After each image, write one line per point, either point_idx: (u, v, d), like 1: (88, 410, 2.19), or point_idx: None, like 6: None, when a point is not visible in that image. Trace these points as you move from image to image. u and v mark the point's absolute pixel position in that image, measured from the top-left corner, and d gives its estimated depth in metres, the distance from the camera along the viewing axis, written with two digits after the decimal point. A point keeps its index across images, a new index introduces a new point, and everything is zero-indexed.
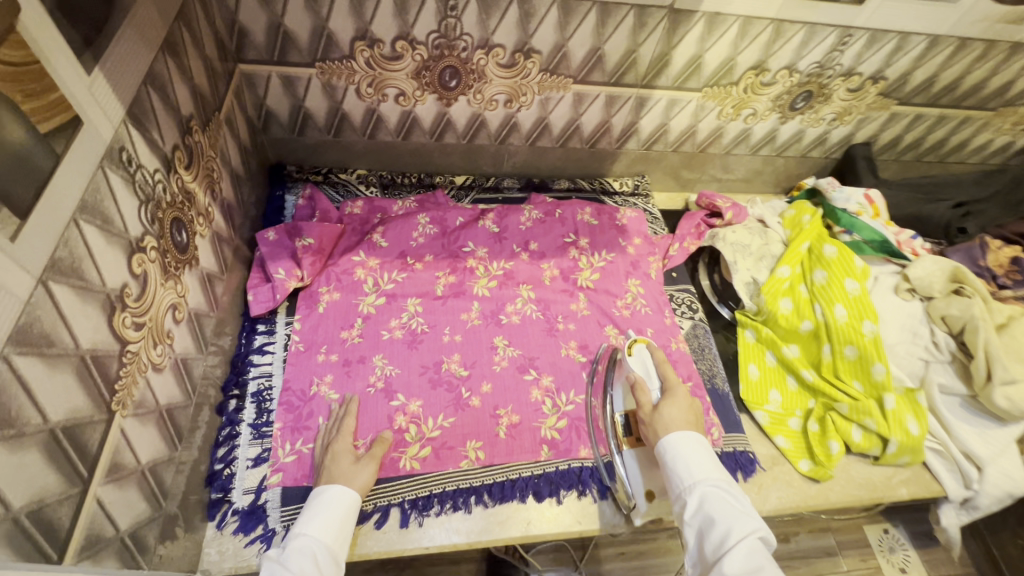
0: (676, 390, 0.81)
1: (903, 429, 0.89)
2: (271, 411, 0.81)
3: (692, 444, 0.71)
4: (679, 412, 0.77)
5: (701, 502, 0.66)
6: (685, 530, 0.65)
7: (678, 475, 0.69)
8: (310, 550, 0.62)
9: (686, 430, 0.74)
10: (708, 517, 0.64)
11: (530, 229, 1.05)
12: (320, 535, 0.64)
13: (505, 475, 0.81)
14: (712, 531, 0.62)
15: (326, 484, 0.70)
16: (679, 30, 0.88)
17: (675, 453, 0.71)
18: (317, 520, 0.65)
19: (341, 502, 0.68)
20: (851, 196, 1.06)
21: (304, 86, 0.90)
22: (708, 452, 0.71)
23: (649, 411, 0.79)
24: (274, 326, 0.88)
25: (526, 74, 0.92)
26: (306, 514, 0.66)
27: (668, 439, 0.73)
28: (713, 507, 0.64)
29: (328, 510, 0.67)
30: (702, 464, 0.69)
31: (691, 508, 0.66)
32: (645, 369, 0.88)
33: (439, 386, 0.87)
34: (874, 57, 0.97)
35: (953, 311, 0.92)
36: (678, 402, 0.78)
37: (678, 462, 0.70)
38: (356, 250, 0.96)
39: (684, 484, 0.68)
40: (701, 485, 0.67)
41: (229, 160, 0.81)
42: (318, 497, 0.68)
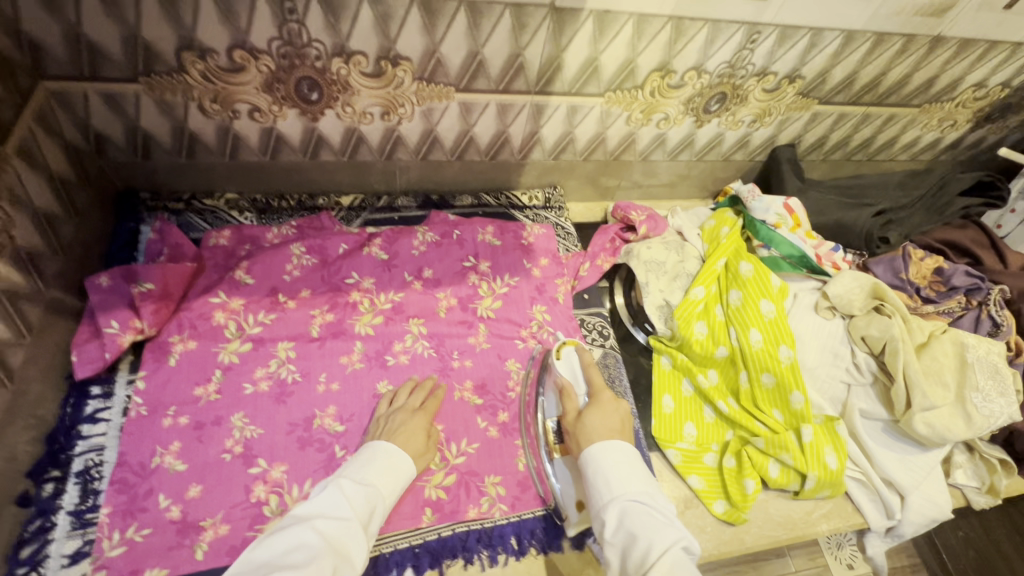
0: (602, 394, 0.76)
1: (821, 463, 0.82)
2: (98, 493, 0.69)
3: (613, 453, 0.67)
4: (604, 421, 0.72)
5: (621, 517, 0.61)
6: (607, 550, 0.60)
7: (598, 492, 0.64)
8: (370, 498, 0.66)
9: (611, 440, 0.69)
10: (629, 534, 0.59)
11: (424, 254, 0.95)
12: (377, 482, 0.67)
13: (378, 549, 0.71)
14: (633, 548, 0.57)
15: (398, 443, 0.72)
16: (565, 30, 0.78)
17: (596, 467, 0.66)
18: (387, 470, 0.69)
19: (404, 462, 0.71)
20: (770, 206, 0.97)
21: (134, 106, 0.76)
22: (630, 460, 0.67)
23: (574, 418, 0.75)
24: (112, 387, 0.76)
25: (399, 84, 0.80)
26: (374, 460, 0.70)
27: (590, 451, 0.68)
28: (633, 521, 0.60)
29: (393, 464, 0.70)
30: (623, 475, 0.65)
31: (611, 526, 0.61)
32: (573, 372, 0.83)
33: (308, 445, 0.77)
34: (788, 55, 0.89)
35: (873, 331, 0.86)
36: (603, 411, 0.73)
37: (598, 475, 0.66)
38: (214, 291, 0.84)
39: (603, 501, 0.64)
40: (621, 500, 0.62)
41: (28, 199, 0.68)
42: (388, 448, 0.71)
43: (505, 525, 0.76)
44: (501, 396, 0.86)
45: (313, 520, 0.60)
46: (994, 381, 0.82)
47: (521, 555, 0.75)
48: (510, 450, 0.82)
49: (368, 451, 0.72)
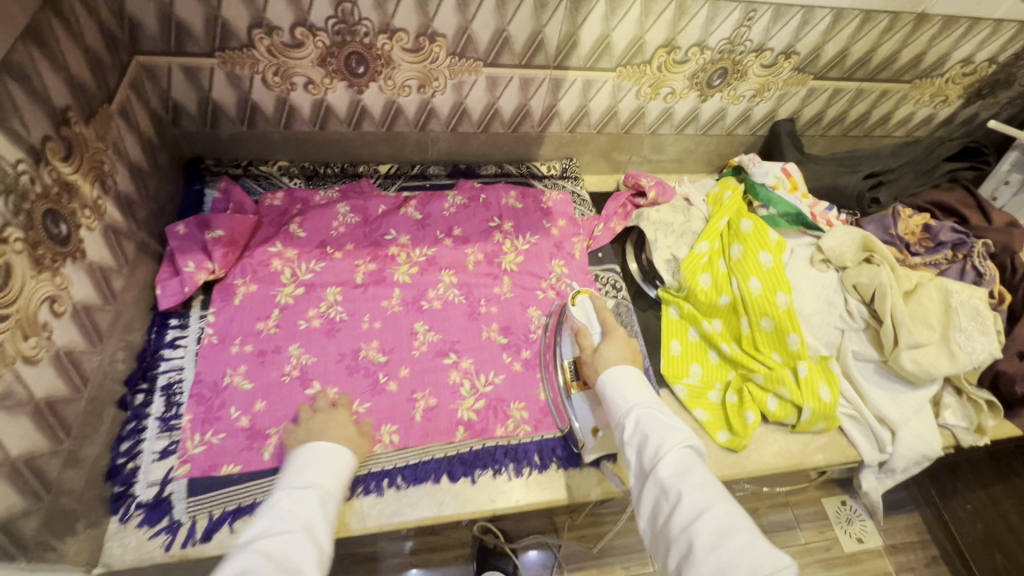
0: (615, 330, 0.81)
1: (815, 396, 0.91)
2: (180, 404, 0.80)
3: (627, 373, 0.72)
4: (618, 352, 0.77)
5: (635, 422, 0.67)
6: (623, 450, 0.67)
7: (613, 403, 0.70)
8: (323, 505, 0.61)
9: (624, 366, 0.74)
10: (642, 435, 0.66)
11: (454, 215, 1.06)
12: (329, 493, 0.63)
13: (418, 457, 0.82)
14: (646, 446, 0.64)
15: (329, 441, 0.69)
16: (581, 9, 0.88)
17: (611, 384, 0.72)
18: (302, 474, 0.64)
19: (344, 462, 0.68)
20: (769, 170, 1.07)
21: (209, 78, 0.89)
22: (640, 376, 0.73)
23: (590, 352, 0.80)
24: (187, 320, 0.87)
25: (434, 59, 0.92)
26: (312, 463, 0.65)
27: (607, 374, 0.74)
28: (648, 425, 0.66)
29: (333, 469, 0.66)
30: (636, 388, 0.71)
31: (628, 430, 0.67)
32: (587, 317, 0.87)
33: (356, 372, 0.88)
34: (782, 32, 0.99)
35: (863, 279, 0.94)
36: (617, 343, 0.79)
37: (613, 389, 0.71)
38: (272, 242, 0.95)
39: (619, 411, 0.70)
40: (635, 408, 0.68)
41: (125, 153, 0.80)
42: (314, 452, 0.67)
43: (530, 442, 0.85)
44: (524, 337, 0.96)
45: (256, 542, 0.53)
46: (975, 321, 0.90)
47: (545, 468, 0.84)
48: (532, 381, 0.91)
49: (300, 459, 0.66)
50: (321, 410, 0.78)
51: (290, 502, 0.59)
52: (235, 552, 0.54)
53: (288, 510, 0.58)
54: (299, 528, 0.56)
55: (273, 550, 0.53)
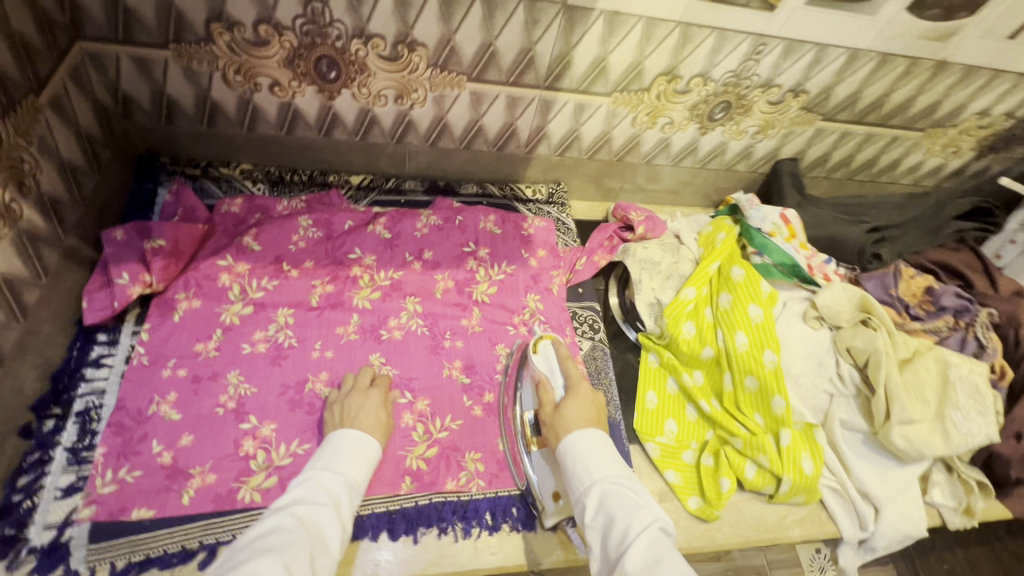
0: (579, 386, 0.76)
1: (797, 467, 0.84)
2: (95, 434, 0.72)
3: (591, 439, 0.67)
4: (580, 412, 0.72)
5: (600, 499, 0.60)
6: (587, 534, 0.59)
7: (577, 478, 0.63)
8: (351, 492, 0.63)
9: (586, 429, 0.68)
10: (608, 515, 0.58)
11: (425, 236, 0.98)
12: (357, 478, 0.65)
13: (356, 511, 0.73)
14: (612, 529, 0.57)
15: (365, 430, 0.70)
16: (576, 28, 0.81)
17: (575, 453, 0.66)
18: (337, 455, 0.66)
19: (373, 454, 0.69)
20: (767, 215, 1.00)
21: (162, 71, 0.81)
22: (607, 446, 0.67)
23: (550, 410, 0.74)
24: (117, 336, 0.79)
25: (413, 69, 0.84)
26: (344, 449, 0.67)
27: (569, 439, 0.67)
28: (612, 504, 0.59)
29: (361, 457, 0.68)
30: (602, 460, 0.64)
31: (591, 510, 0.60)
32: (549, 367, 0.82)
33: (299, 407, 0.80)
34: (792, 69, 0.92)
35: (858, 343, 0.87)
36: (579, 401, 0.73)
37: (576, 461, 0.65)
38: (222, 254, 0.87)
39: (583, 487, 0.62)
40: (599, 483, 0.61)
41: (55, 149, 0.72)
42: (350, 437, 0.69)
43: (481, 499, 0.78)
44: (488, 377, 0.88)
45: (291, 507, 0.57)
46: (973, 400, 0.84)
47: (495, 530, 0.77)
48: (493, 429, 0.84)
49: (333, 442, 0.68)
50: (360, 389, 0.79)
51: (322, 479, 0.62)
52: (268, 513, 0.57)
53: (322, 486, 0.61)
54: (330, 505, 0.59)
55: (307, 518, 0.56)
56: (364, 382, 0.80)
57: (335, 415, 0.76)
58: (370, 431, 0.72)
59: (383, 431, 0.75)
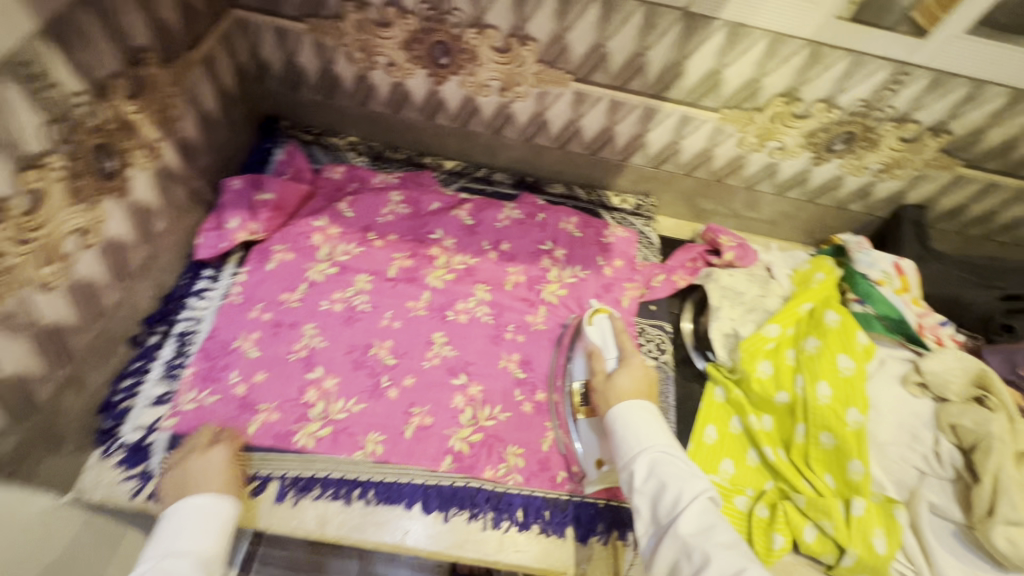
0: (632, 357, 0.76)
1: (866, 543, 0.74)
2: (188, 355, 0.80)
3: (642, 411, 0.67)
4: (632, 382, 0.72)
5: (651, 465, 0.62)
6: (635, 498, 0.61)
7: (626, 444, 0.65)
8: (205, 569, 0.58)
9: (637, 399, 0.70)
10: (659, 481, 0.60)
11: (505, 228, 0.99)
12: (211, 556, 0.60)
13: (396, 477, 0.76)
14: (664, 494, 0.59)
15: (212, 494, 0.65)
16: (694, 37, 0.78)
17: (625, 422, 0.67)
18: (179, 535, 0.61)
19: (224, 522, 0.63)
20: (877, 261, 0.90)
21: (297, 43, 0.89)
22: (656, 416, 0.68)
23: (603, 379, 0.75)
24: (220, 273, 0.88)
25: (522, 63, 0.85)
26: (186, 524, 0.61)
27: (619, 410, 0.68)
28: (664, 471, 0.61)
29: (206, 525, 0.62)
30: (652, 429, 0.65)
31: (641, 476, 0.62)
32: (603, 338, 0.81)
33: (361, 368, 0.84)
34: (936, 105, 0.82)
35: (967, 422, 0.76)
36: (632, 372, 0.73)
37: (626, 429, 0.66)
38: (319, 215, 0.94)
39: (632, 453, 0.64)
40: (650, 451, 0.63)
41: (199, 101, 0.81)
42: (195, 504, 0.63)
43: (516, 495, 0.78)
44: (543, 377, 0.88)
45: None
46: None
47: (525, 528, 0.76)
48: (539, 428, 0.83)
49: (165, 520, 0.63)
50: (196, 450, 0.71)
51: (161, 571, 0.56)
52: None
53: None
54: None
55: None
56: (203, 445, 0.71)
57: (167, 489, 0.67)
58: (221, 490, 0.66)
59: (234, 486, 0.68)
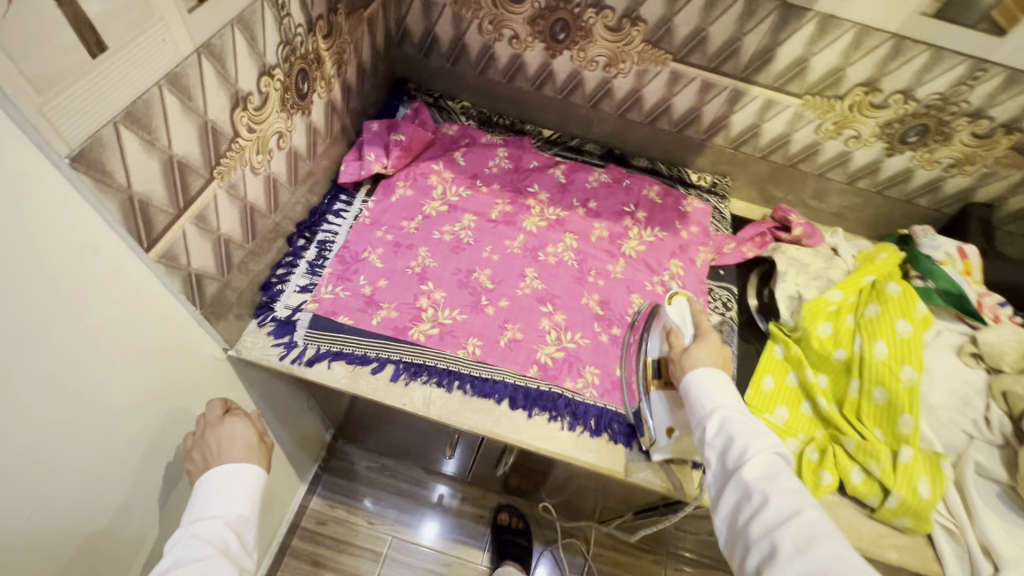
0: (709, 334, 0.79)
1: (911, 487, 0.81)
2: (327, 258, 0.97)
3: (714, 375, 0.73)
4: (707, 353, 0.76)
5: (720, 422, 0.68)
6: (705, 450, 0.68)
7: (697, 402, 0.71)
8: (235, 529, 0.62)
9: (711, 368, 0.74)
10: (727, 435, 0.67)
11: (594, 189, 1.12)
12: (246, 518, 0.63)
13: (490, 374, 0.89)
14: (731, 447, 0.65)
15: (236, 461, 0.66)
16: (787, 27, 0.90)
17: (697, 383, 0.73)
18: (213, 498, 0.62)
19: (254, 484, 0.66)
20: (941, 244, 0.98)
21: (439, 14, 1.06)
22: (728, 379, 0.73)
23: (679, 351, 0.78)
24: (353, 200, 1.04)
25: (629, 41, 0.99)
26: (218, 489, 0.63)
27: (693, 375, 0.74)
28: (733, 427, 0.67)
29: (239, 489, 0.64)
30: (722, 389, 0.71)
31: (711, 430, 0.68)
32: (682, 317, 0.84)
33: (464, 287, 0.98)
34: (1010, 102, 0.90)
35: (1019, 389, 0.82)
36: (708, 346, 0.77)
37: (699, 389, 0.72)
38: (437, 161, 1.10)
39: (703, 410, 0.70)
40: (719, 409, 0.69)
41: (360, 53, 0.98)
42: (226, 470, 0.64)
43: (591, 405, 0.89)
44: (619, 316, 0.99)
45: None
46: None
47: (597, 434, 0.87)
48: (613, 355, 0.94)
49: (198, 485, 0.64)
50: (211, 424, 0.71)
51: (200, 532, 0.59)
52: None
53: (199, 539, 0.59)
54: (217, 558, 0.57)
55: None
56: (217, 416, 0.72)
57: (195, 463, 0.67)
58: (245, 457, 0.67)
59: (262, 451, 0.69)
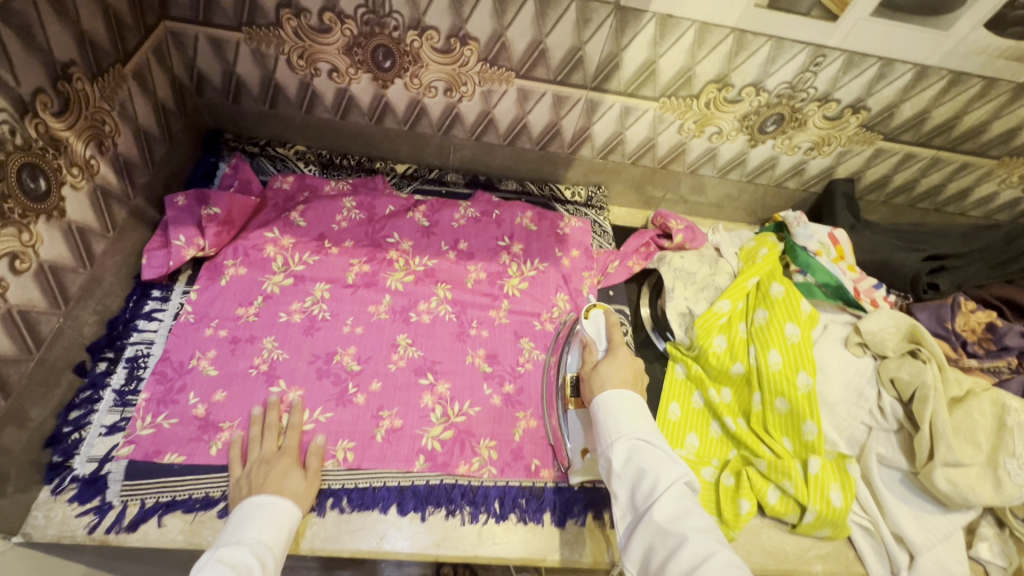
0: (620, 348, 0.73)
1: (825, 498, 0.79)
2: (141, 379, 0.78)
3: (626, 399, 0.65)
4: (617, 371, 0.70)
5: (630, 451, 0.61)
6: (614, 483, 0.61)
7: (606, 430, 0.63)
8: (259, 557, 0.59)
9: (621, 390, 0.67)
10: (638, 468, 0.60)
11: (462, 227, 1.00)
12: (271, 548, 0.60)
13: (370, 482, 0.76)
14: (642, 481, 0.59)
15: (275, 492, 0.67)
16: (627, 30, 0.81)
17: (607, 408, 0.65)
18: (245, 526, 0.61)
19: (286, 517, 0.65)
20: (814, 233, 0.96)
21: (234, 53, 0.87)
22: (639, 402, 0.66)
23: (589, 367, 0.73)
24: (170, 294, 0.85)
25: (464, 62, 0.87)
26: (251, 518, 0.62)
27: (602, 399, 0.66)
28: (643, 458, 0.60)
29: (271, 519, 0.63)
30: (631, 414, 0.64)
31: (619, 460, 0.61)
32: (598, 330, 0.78)
33: (326, 377, 0.83)
34: (853, 84, 0.88)
35: (903, 374, 0.82)
36: (617, 362, 0.71)
37: (605, 413, 0.65)
38: (270, 227, 0.92)
39: (611, 439, 0.63)
40: (630, 437, 0.62)
41: (134, 116, 0.78)
42: (263, 503, 0.65)
43: (492, 486, 0.79)
44: (510, 369, 0.89)
45: None
46: None
47: (502, 518, 0.77)
48: (510, 418, 0.85)
49: (235, 518, 0.63)
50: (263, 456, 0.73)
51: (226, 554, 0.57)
52: None
53: (224, 563, 0.56)
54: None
55: None
56: (271, 450, 0.73)
57: (241, 494, 0.68)
58: (285, 492, 0.67)
59: (299, 492, 0.69)
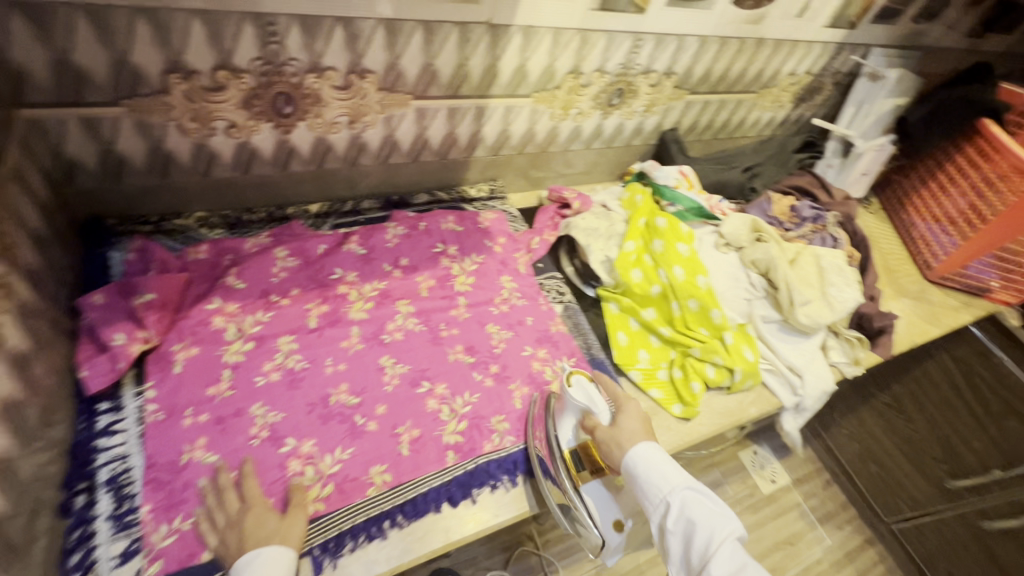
0: (628, 404, 0.86)
1: (743, 358, 1.06)
2: (133, 496, 0.70)
3: (661, 457, 0.77)
4: (635, 423, 0.82)
5: (681, 508, 0.72)
6: (670, 537, 0.71)
7: (653, 487, 0.74)
8: None
9: (648, 441, 0.80)
10: (689, 521, 0.70)
11: (398, 245, 1.06)
12: None
13: (416, 490, 0.81)
14: (695, 535, 0.68)
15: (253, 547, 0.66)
16: (500, 42, 0.96)
17: (646, 466, 0.76)
18: None
19: (270, 561, 0.65)
20: (670, 173, 1.25)
21: (111, 128, 0.80)
22: (676, 462, 0.77)
23: (607, 430, 0.83)
24: (121, 401, 0.77)
25: (364, 95, 0.93)
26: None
27: (635, 453, 0.78)
28: (692, 511, 0.70)
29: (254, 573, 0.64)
30: (672, 473, 0.75)
31: (672, 516, 0.72)
32: (590, 397, 0.87)
33: (330, 420, 0.83)
34: (663, 56, 1.16)
35: (758, 256, 1.13)
36: (631, 415, 0.84)
37: (649, 473, 0.75)
38: (209, 298, 0.88)
39: (660, 494, 0.74)
40: (677, 493, 0.72)
41: (25, 222, 0.70)
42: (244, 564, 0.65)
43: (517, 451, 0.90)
44: (489, 352, 0.99)
45: None
46: (841, 277, 1.13)
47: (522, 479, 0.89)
48: (506, 394, 0.95)
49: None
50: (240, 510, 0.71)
51: None
52: None
53: None
54: None
55: None
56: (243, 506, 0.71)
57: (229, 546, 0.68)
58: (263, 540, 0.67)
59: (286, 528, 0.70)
